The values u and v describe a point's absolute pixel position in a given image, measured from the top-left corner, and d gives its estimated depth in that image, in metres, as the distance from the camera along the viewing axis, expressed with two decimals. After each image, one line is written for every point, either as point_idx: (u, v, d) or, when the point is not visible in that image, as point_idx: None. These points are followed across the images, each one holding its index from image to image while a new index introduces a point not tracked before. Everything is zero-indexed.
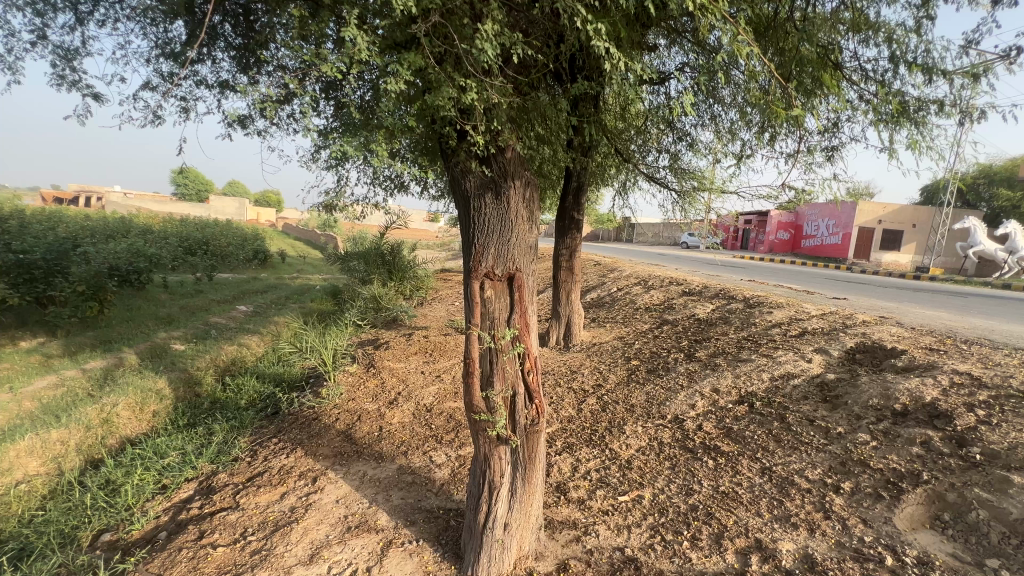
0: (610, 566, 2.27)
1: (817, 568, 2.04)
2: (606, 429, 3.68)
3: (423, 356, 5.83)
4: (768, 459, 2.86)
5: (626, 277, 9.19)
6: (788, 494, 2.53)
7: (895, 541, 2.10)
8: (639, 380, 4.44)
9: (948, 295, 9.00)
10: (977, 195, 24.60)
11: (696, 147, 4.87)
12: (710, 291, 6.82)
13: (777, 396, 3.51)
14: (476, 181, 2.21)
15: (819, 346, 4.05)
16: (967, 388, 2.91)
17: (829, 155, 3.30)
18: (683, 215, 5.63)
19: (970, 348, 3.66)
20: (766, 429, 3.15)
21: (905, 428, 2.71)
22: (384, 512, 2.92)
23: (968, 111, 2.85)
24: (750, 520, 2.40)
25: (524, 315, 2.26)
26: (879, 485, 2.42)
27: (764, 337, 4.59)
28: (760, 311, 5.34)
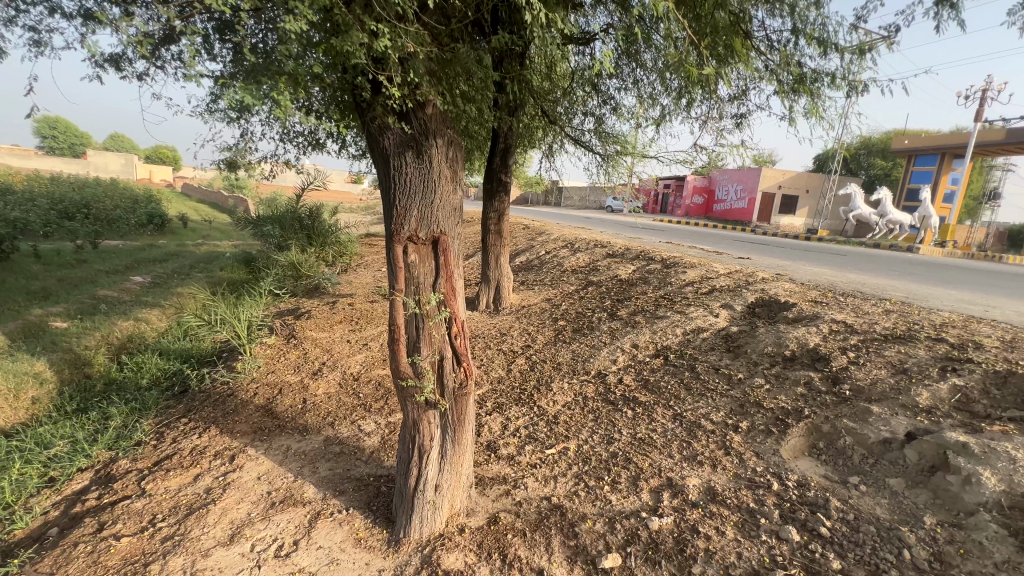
0: (537, 515, 2.39)
1: (717, 498, 2.29)
2: (534, 386, 3.83)
3: (348, 325, 5.62)
4: (680, 406, 3.12)
5: (553, 240, 9.37)
6: (695, 436, 2.80)
7: (781, 468, 2.40)
8: (566, 339, 4.61)
9: (832, 253, 10.17)
10: (858, 164, 27.78)
11: (619, 111, 4.96)
12: (631, 253, 7.16)
13: (688, 348, 3.82)
14: (395, 139, 2.08)
15: (725, 301, 4.43)
16: (842, 334, 3.34)
17: (738, 122, 3.50)
18: (607, 178, 5.79)
19: (846, 299, 4.19)
20: (678, 379, 3.43)
21: (793, 372, 3.07)
22: (311, 484, 2.84)
23: (854, 85, 3.12)
24: (663, 462, 2.63)
25: (450, 279, 2.22)
26: (770, 422, 2.74)
27: (679, 295, 4.92)
28: (676, 271, 5.70)
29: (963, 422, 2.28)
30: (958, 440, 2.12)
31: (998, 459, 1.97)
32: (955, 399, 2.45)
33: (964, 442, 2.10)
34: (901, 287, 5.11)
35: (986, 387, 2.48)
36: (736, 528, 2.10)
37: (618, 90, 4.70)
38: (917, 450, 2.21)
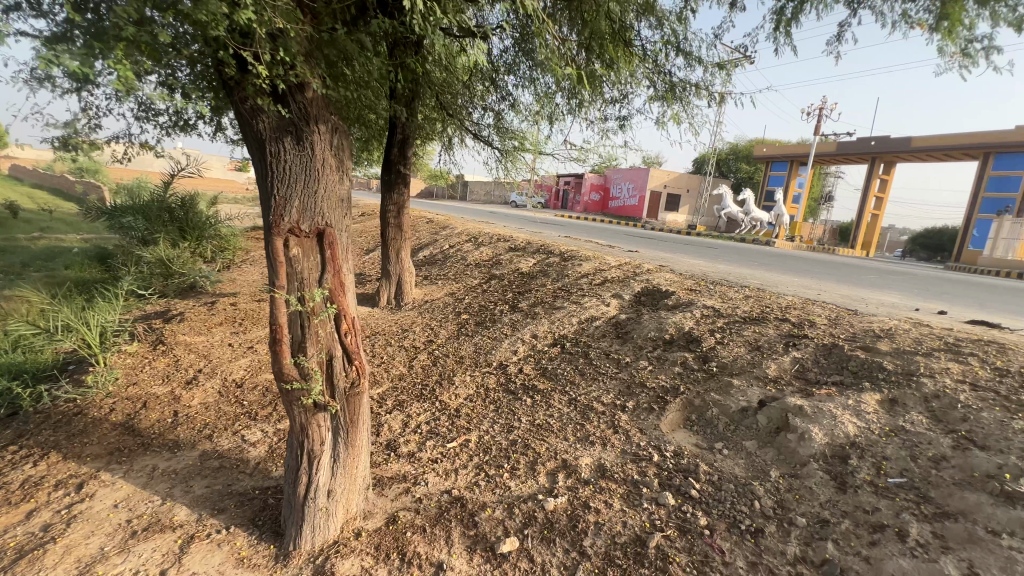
0: (437, 509, 2.38)
1: (605, 474, 2.47)
2: (436, 381, 3.80)
3: (230, 327, 5.09)
4: (574, 391, 3.31)
5: (457, 234, 9.34)
6: (588, 417, 2.98)
7: (660, 441, 2.65)
8: (468, 333, 4.63)
9: (707, 246, 11.39)
10: (728, 168, 31.42)
11: (517, 109, 5.07)
12: (532, 247, 7.38)
13: (582, 336, 4.06)
14: (270, 122, 1.92)
15: (615, 291, 4.77)
16: (710, 318, 3.77)
17: (621, 124, 3.76)
18: (507, 174, 5.90)
19: (715, 287, 4.72)
20: (573, 365, 3.62)
21: (671, 353, 3.41)
22: (183, 506, 2.54)
23: (716, 96, 3.51)
24: (559, 445, 2.76)
25: (338, 274, 2.11)
26: (652, 399, 3.01)
27: (575, 286, 5.18)
28: (573, 264, 5.99)
29: (800, 388, 2.69)
30: (796, 404, 2.49)
31: (824, 417, 2.36)
32: (795, 369, 2.89)
33: (800, 405, 2.48)
34: (758, 275, 5.89)
35: (816, 357, 2.95)
36: (622, 499, 2.28)
37: (515, 87, 4.80)
38: (766, 414, 2.56)
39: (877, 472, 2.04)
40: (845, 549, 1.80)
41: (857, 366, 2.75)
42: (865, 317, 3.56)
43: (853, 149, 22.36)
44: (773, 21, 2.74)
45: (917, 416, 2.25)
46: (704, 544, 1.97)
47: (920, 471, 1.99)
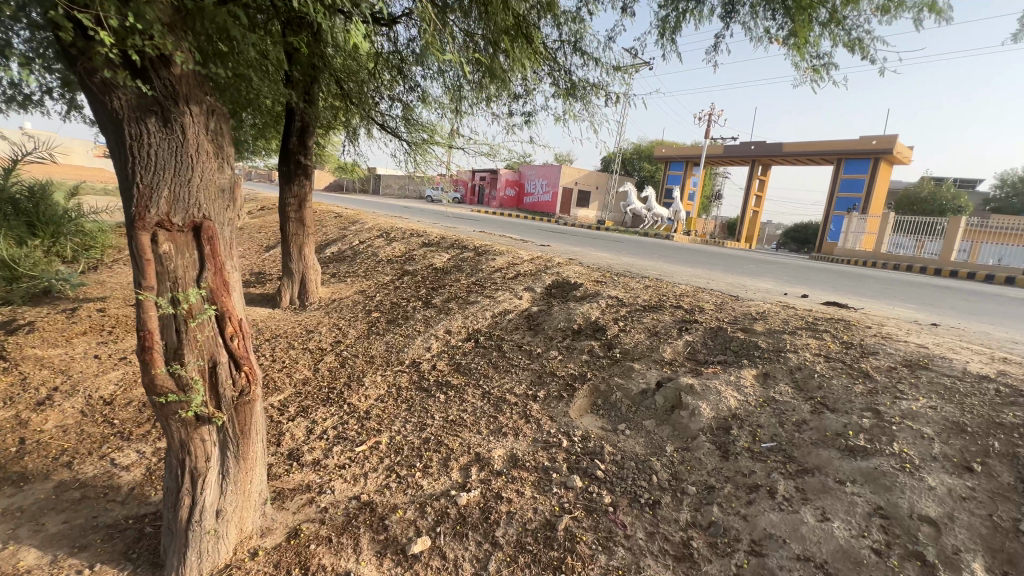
0: (344, 517, 2.27)
1: (517, 464, 2.51)
2: (345, 383, 3.61)
3: (96, 336, 4.43)
4: (488, 384, 3.32)
5: (368, 230, 8.95)
6: (501, 409, 3.01)
7: (569, 427, 2.75)
8: (379, 331, 4.46)
9: (614, 240, 12.06)
10: (632, 167, 33.48)
11: (426, 101, 4.95)
12: (446, 242, 7.30)
13: (495, 329, 4.09)
14: (128, 100, 1.68)
15: (527, 285, 4.86)
16: (615, 307, 3.98)
17: (527, 120, 3.83)
18: (416, 167, 5.75)
19: (619, 278, 5.00)
20: (486, 359, 3.64)
21: (579, 342, 3.55)
22: (33, 547, 2.16)
23: (613, 97, 3.70)
24: (472, 439, 2.76)
25: (220, 272, 1.91)
26: (561, 387, 3.12)
27: (489, 281, 5.21)
28: (487, 258, 6.01)
29: (691, 368, 2.94)
30: (688, 383, 2.72)
31: (711, 393, 2.59)
32: (687, 351, 3.15)
33: (691, 384, 2.71)
34: (657, 267, 6.34)
35: (705, 340, 3.24)
36: (533, 486, 2.34)
37: (423, 78, 4.68)
38: (662, 395, 2.77)
39: (753, 439, 2.29)
40: (727, 510, 1.98)
41: (738, 346, 3.07)
42: (745, 302, 3.97)
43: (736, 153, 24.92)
44: (659, 28, 2.94)
45: (784, 387, 2.56)
46: (609, 521, 2.08)
47: (787, 435, 2.26)
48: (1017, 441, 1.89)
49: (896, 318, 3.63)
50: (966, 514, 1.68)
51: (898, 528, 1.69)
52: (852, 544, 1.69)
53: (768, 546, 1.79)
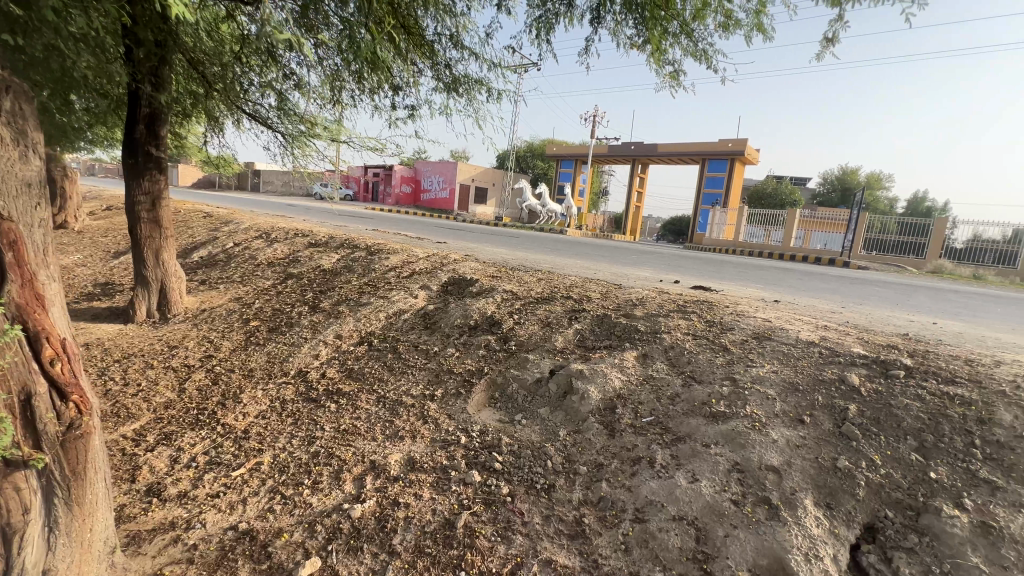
0: (218, 552, 2.02)
1: (415, 467, 2.44)
2: (218, 402, 3.23)
3: None
4: (383, 388, 3.19)
5: (243, 230, 8.10)
6: (397, 413, 2.91)
7: (467, 423, 2.74)
8: (259, 341, 4.06)
9: (511, 236, 12.30)
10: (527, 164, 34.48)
11: (303, 90, 4.59)
12: (335, 241, 6.86)
13: (390, 331, 3.94)
14: None
15: (423, 283, 4.76)
16: (510, 301, 4.06)
17: (411, 113, 3.72)
18: (296, 162, 5.31)
19: (514, 272, 5.11)
20: (381, 362, 3.49)
21: (476, 338, 3.56)
22: None
23: (497, 92, 3.74)
24: (366, 447, 2.63)
25: (29, 283, 1.57)
26: (459, 384, 3.10)
27: (382, 281, 5.00)
28: (379, 258, 5.76)
29: (581, 354, 3.11)
30: (578, 368, 2.86)
31: (598, 376, 2.76)
32: (577, 339, 3.32)
33: (580, 369, 2.86)
34: (549, 260, 6.60)
35: (592, 327, 3.44)
36: (432, 487, 2.29)
37: (296, 66, 4.33)
38: (555, 382, 2.88)
39: (635, 415, 2.48)
40: (614, 485, 2.12)
41: (621, 330, 3.30)
42: (627, 290, 4.29)
43: (619, 152, 26.88)
44: (535, 26, 3.03)
45: (660, 365, 2.81)
46: (507, 511, 2.11)
47: (663, 408, 2.48)
48: (835, 393, 2.27)
49: (748, 297, 4.17)
50: (800, 459, 1.97)
51: (751, 479, 1.94)
52: (716, 499, 1.90)
53: (649, 511, 1.95)
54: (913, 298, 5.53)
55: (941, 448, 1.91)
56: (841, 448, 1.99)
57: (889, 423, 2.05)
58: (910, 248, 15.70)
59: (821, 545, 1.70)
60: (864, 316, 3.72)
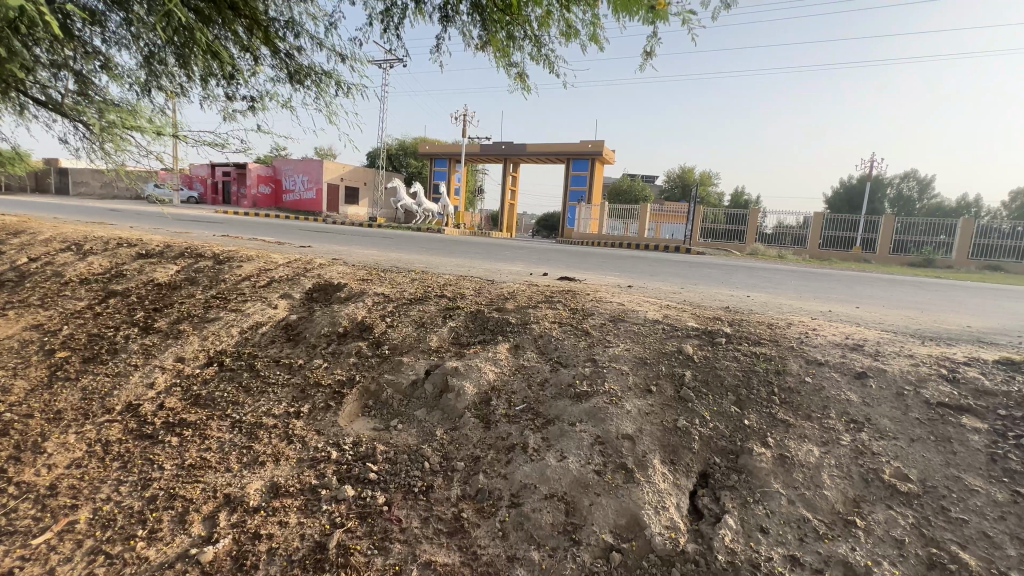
0: None
1: (280, 491, 2.22)
2: (11, 457, 2.59)
3: None
4: (238, 411, 2.84)
5: (42, 242, 6.57)
6: (256, 436, 2.62)
7: (339, 436, 2.57)
8: (68, 375, 3.33)
9: (385, 237, 11.87)
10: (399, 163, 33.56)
11: (113, 74, 3.89)
12: (172, 251, 5.93)
13: (245, 347, 3.53)
14: None
15: (283, 292, 4.35)
16: (382, 304, 3.91)
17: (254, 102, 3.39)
18: (110, 160, 4.48)
19: (385, 274, 4.93)
20: (235, 383, 3.11)
21: (346, 346, 3.36)
22: None
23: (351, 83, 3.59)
24: (218, 480, 2.32)
25: None
26: (328, 397, 2.89)
27: (234, 292, 4.45)
28: (229, 267, 5.12)
29: (456, 352, 3.11)
30: (452, 366, 2.86)
31: (472, 371, 2.78)
32: (452, 337, 3.32)
33: (455, 366, 2.86)
34: (423, 260, 6.51)
35: (467, 324, 3.47)
36: (300, 511, 2.11)
37: (101, 43, 3.66)
38: (431, 382, 2.85)
39: (509, 405, 2.57)
40: (491, 475, 2.17)
41: (494, 324, 3.38)
42: (498, 284, 4.42)
43: (491, 151, 27.53)
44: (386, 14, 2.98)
45: (531, 354, 2.94)
46: (384, 520, 2.04)
47: (534, 394, 2.60)
48: (675, 362, 2.60)
49: (606, 284, 4.58)
50: (649, 425, 2.22)
51: (610, 449, 2.13)
52: (582, 472, 2.06)
53: (523, 495, 2.03)
54: (733, 277, 6.59)
55: (752, 399, 2.30)
56: (680, 410, 2.29)
57: (714, 383, 2.42)
58: (734, 235, 18.66)
59: (667, 496, 1.94)
60: (697, 294, 4.32)
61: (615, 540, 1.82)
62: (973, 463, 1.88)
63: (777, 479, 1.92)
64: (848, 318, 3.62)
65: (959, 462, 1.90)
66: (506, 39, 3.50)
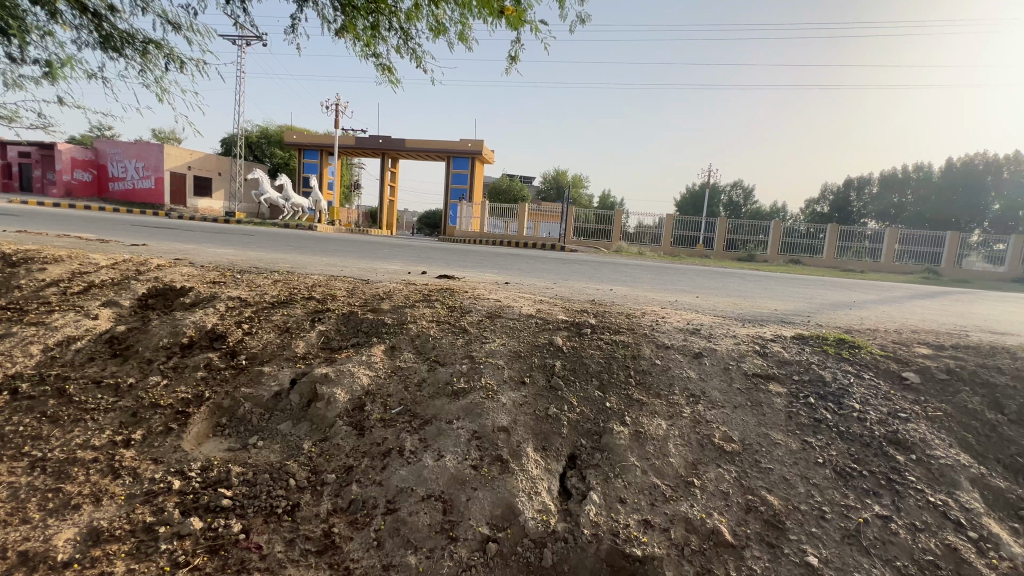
0: None
1: (101, 538, 1.85)
2: None
3: None
4: (41, 448, 2.30)
5: None
6: (67, 476, 2.15)
7: (183, 462, 2.23)
8: None
9: (244, 234, 10.61)
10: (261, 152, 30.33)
11: None
12: None
13: (51, 368, 2.87)
14: None
15: (106, 299, 3.63)
16: (237, 310, 3.48)
17: None
18: None
19: (242, 276, 4.41)
20: (37, 414, 2.51)
21: (192, 358, 2.93)
22: None
23: None
24: (11, 536, 1.86)
25: None
26: (168, 419, 2.48)
27: (33, 301, 3.60)
28: (27, 269, 4.13)
29: (325, 357, 2.90)
30: (322, 372, 2.66)
31: (344, 377, 2.62)
32: (321, 342, 3.09)
33: (325, 373, 2.66)
34: (289, 259, 5.96)
35: (338, 326, 3.26)
36: (129, 556, 1.79)
37: None
38: (297, 392, 2.61)
39: (384, 409, 2.48)
40: (365, 483, 2.08)
41: (369, 326, 3.23)
42: (373, 284, 4.23)
43: (367, 144, 26.26)
44: None
45: (408, 355, 2.87)
46: (240, 551, 1.83)
47: (411, 396, 2.54)
48: (546, 354, 2.75)
49: (484, 281, 4.65)
50: (523, 415, 2.32)
51: (487, 442, 2.17)
52: (459, 468, 2.07)
53: (399, 499, 1.98)
54: (600, 272, 7.15)
55: (612, 382, 2.53)
56: (551, 398, 2.43)
57: (581, 370, 2.61)
58: (602, 234, 20.36)
59: (539, 482, 2.04)
60: (568, 289, 4.62)
61: (492, 531, 1.87)
62: (777, 421, 2.31)
63: (633, 453, 2.14)
64: (689, 306, 4.17)
65: (767, 421, 2.31)
66: (370, 28, 3.39)
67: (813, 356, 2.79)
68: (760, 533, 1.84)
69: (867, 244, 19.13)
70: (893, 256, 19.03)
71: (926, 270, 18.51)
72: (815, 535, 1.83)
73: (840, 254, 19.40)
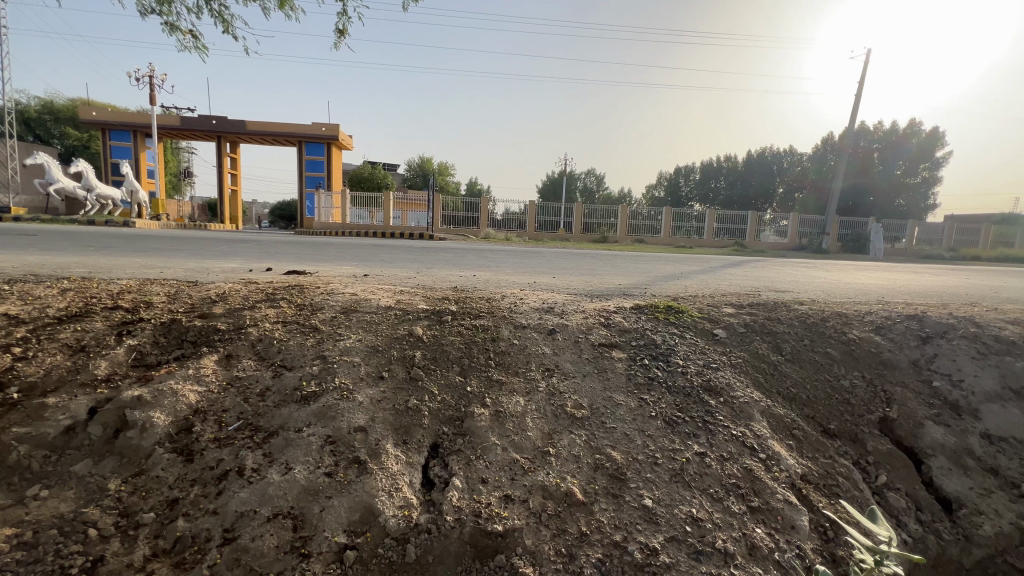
0: None
1: None
2: None
3: None
4: None
5: None
6: None
7: None
8: None
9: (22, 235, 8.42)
10: None
11: None
12: None
13: None
14: None
15: None
16: (3, 331, 2.72)
17: None
18: None
19: (12, 287, 3.46)
20: None
21: None
22: None
23: None
24: None
25: None
26: None
27: None
28: None
29: (137, 377, 2.42)
30: (132, 395, 2.21)
31: (163, 397, 2.21)
32: (131, 359, 2.57)
33: (137, 395, 2.21)
34: (86, 263, 4.86)
35: (155, 338, 2.75)
36: None
37: None
38: (99, 422, 2.13)
39: (219, 427, 2.16)
40: (195, 515, 1.80)
41: (196, 334, 2.78)
42: (204, 286, 3.67)
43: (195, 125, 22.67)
44: None
45: (247, 362, 2.54)
46: None
47: (251, 408, 2.25)
48: (406, 345, 2.66)
49: (339, 275, 4.34)
50: (381, 412, 2.22)
51: (342, 445, 2.03)
52: (311, 479, 1.90)
53: (239, 526, 1.75)
54: (465, 259, 7.17)
55: (473, 366, 2.56)
56: (411, 390, 2.36)
57: (441, 359, 2.58)
58: (470, 221, 20.59)
59: (400, 477, 1.97)
60: (430, 277, 4.55)
61: (349, 538, 1.76)
62: (619, 383, 2.56)
63: (493, 432, 2.18)
64: (546, 286, 4.41)
65: (611, 385, 2.55)
66: None
67: (648, 323, 3.15)
68: (606, 487, 2.03)
69: (693, 223, 22.41)
70: (713, 233, 22.58)
71: (736, 242, 22.33)
72: (650, 479, 2.08)
73: (674, 233, 22.43)
